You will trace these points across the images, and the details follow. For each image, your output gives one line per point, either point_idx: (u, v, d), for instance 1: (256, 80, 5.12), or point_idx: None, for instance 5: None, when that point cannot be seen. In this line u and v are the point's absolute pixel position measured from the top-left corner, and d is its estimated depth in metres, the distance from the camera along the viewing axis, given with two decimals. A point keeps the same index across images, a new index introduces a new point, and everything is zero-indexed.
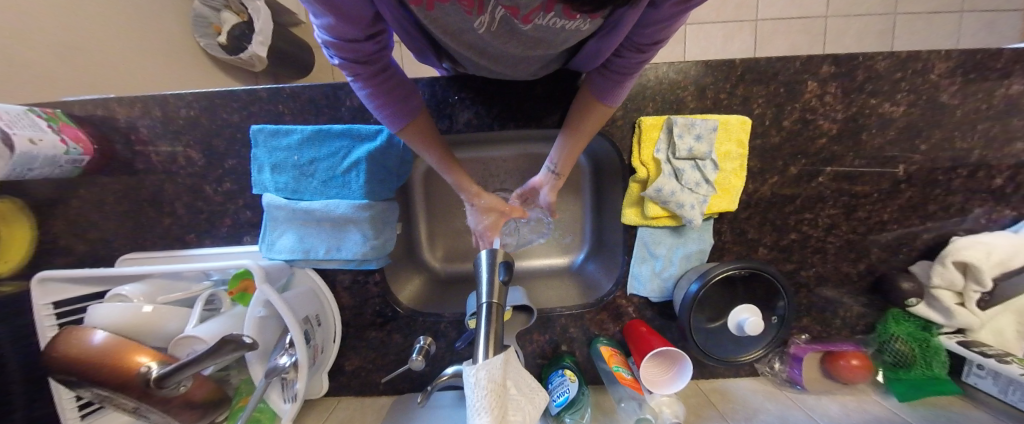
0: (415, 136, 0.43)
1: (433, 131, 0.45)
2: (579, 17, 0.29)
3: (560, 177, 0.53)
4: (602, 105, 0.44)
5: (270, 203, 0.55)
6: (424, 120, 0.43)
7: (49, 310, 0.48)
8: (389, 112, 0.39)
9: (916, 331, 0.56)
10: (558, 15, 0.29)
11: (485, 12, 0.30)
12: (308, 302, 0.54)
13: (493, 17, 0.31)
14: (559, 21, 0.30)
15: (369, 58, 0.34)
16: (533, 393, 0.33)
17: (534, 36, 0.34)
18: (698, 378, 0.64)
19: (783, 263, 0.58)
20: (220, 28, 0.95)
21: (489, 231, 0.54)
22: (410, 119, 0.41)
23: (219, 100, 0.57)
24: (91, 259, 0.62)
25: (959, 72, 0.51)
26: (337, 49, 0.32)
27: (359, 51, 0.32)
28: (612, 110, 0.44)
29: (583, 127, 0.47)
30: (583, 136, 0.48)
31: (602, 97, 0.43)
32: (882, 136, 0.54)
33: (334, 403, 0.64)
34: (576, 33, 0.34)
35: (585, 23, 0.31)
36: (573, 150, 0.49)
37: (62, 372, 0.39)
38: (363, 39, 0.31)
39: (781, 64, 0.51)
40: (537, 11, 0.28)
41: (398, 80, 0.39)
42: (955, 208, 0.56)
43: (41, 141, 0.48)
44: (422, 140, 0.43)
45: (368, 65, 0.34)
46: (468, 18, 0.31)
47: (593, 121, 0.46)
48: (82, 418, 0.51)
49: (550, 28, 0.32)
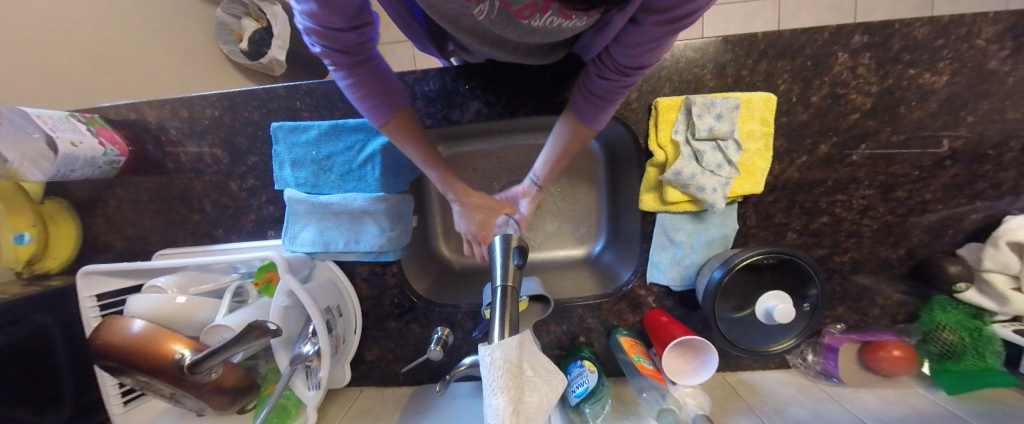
0: (395, 132, 0.43)
1: (416, 125, 0.45)
2: (575, 17, 0.29)
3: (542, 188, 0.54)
4: (583, 127, 0.44)
5: (291, 197, 0.57)
6: (407, 114, 0.43)
7: (93, 302, 0.51)
8: (370, 104, 0.39)
9: (966, 319, 0.52)
10: (555, 15, 0.29)
11: (484, 2, 0.29)
12: (329, 293, 0.55)
13: (491, 6, 0.30)
14: (555, 21, 0.31)
15: (352, 48, 0.33)
16: (549, 376, 0.32)
17: (531, 28, 0.34)
18: (723, 370, 0.62)
19: (814, 249, 0.55)
20: (240, 35, 0.97)
21: (481, 232, 0.52)
22: (393, 114, 0.41)
23: (241, 99, 0.59)
24: (129, 255, 0.66)
25: (1010, 36, 0.46)
26: (318, 37, 0.31)
27: (341, 40, 0.32)
28: (594, 133, 0.44)
29: (563, 145, 0.47)
30: (564, 153, 0.48)
31: (585, 119, 0.43)
32: (922, 110, 0.50)
33: (357, 392, 0.66)
34: (571, 30, 0.34)
35: (580, 22, 0.31)
36: (557, 167, 0.50)
37: (106, 357, 0.42)
38: (347, 30, 0.31)
39: (807, 37, 0.48)
40: (532, 9, 0.28)
41: (381, 72, 0.39)
42: (1007, 186, 0.52)
43: (81, 144, 0.51)
44: (404, 135, 0.44)
45: (349, 56, 0.34)
46: (466, 6, 0.30)
47: (574, 139, 0.46)
48: (124, 404, 0.54)
49: (546, 27, 0.32)
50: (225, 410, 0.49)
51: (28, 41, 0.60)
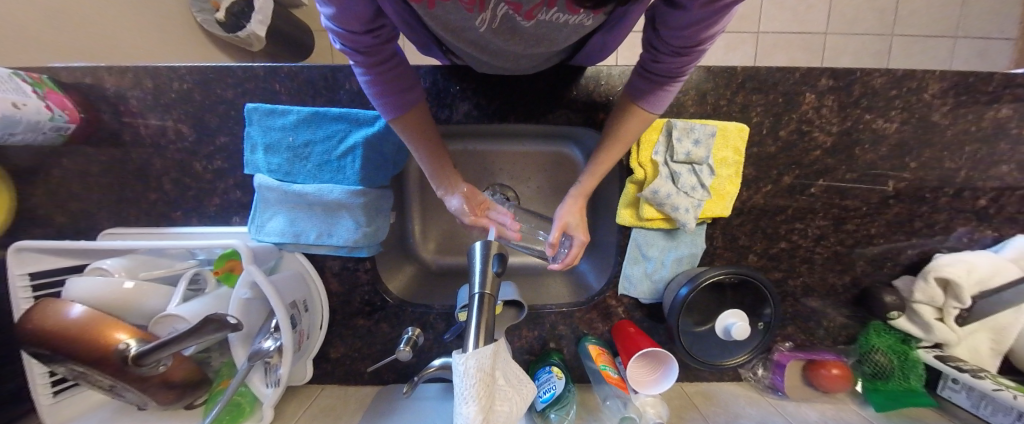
0: (405, 130, 0.41)
1: (429, 125, 0.43)
2: (582, 13, 0.29)
3: (581, 190, 0.48)
4: (642, 110, 0.41)
5: (261, 183, 0.54)
6: (420, 112, 0.41)
7: (25, 281, 0.46)
8: (385, 102, 0.38)
9: (895, 344, 0.58)
10: (561, 11, 0.29)
11: (488, 10, 0.29)
12: (295, 286, 0.53)
13: (494, 14, 0.30)
14: (561, 17, 0.30)
15: (369, 49, 0.33)
16: (520, 385, 0.33)
17: (535, 33, 0.34)
18: (683, 381, 0.65)
19: (772, 271, 0.59)
20: (218, 5, 0.91)
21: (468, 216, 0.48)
22: (404, 111, 0.39)
23: (214, 75, 0.56)
24: (70, 231, 0.60)
25: (951, 93, 0.52)
26: (340, 38, 0.31)
27: (359, 42, 0.31)
28: (654, 115, 0.41)
29: (622, 129, 0.43)
30: (620, 140, 0.43)
31: (643, 101, 0.40)
32: (874, 152, 0.55)
33: (317, 390, 0.63)
34: (579, 29, 0.34)
35: (588, 18, 0.31)
36: (608, 159, 0.45)
37: (32, 344, 0.37)
38: (363, 32, 0.30)
39: (781, 75, 0.51)
40: (540, 7, 0.28)
41: (399, 72, 0.37)
42: (940, 226, 0.58)
43: (25, 106, 0.45)
44: (416, 132, 0.42)
45: (368, 56, 0.34)
46: (469, 16, 0.30)
47: (631, 127, 0.43)
48: (54, 395, 0.49)
49: (552, 23, 0.32)
50: (170, 405, 0.46)
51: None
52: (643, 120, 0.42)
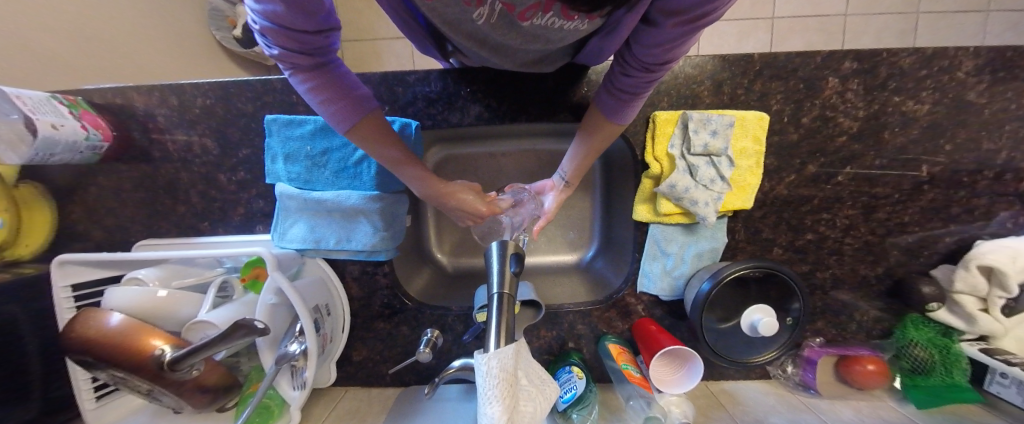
0: (364, 139, 0.39)
1: (386, 131, 0.41)
2: (576, 18, 0.29)
3: (569, 186, 0.54)
4: (611, 123, 0.43)
5: (282, 192, 0.55)
6: (376, 121, 0.39)
7: (67, 292, 0.49)
8: (334, 110, 0.35)
9: (936, 337, 0.55)
10: (557, 16, 0.29)
11: (484, 5, 0.29)
12: (318, 291, 0.54)
13: (492, 10, 0.30)
14: (557, 22, 0.30)
15: (315, 51, 0.30)
16: (543, 385, 0.33)
17: (533, 31, 0.34)
18: (707, 379, 0.63)
19: (798, 264, 0.57)
20: (235, 22, 0.95)
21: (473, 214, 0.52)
22: (359, 119, 0.37)
23: (234, 89, 0.57)
24: (107, 245, 0.63)
25: (987, 70, 0.49)
26: (276, 39, 0.28)
27: (306, 43, 0.29)
28: (621, 128, 0.44)
29: (591, 142, 0.46)
30: (591, 150, 0.48)
31: (612, 115, 0.42)
32: (904, 136, 0.52)
33: (342, 392, 0.65)
34: (575, 33, 0.34)
35: (583, 23, 0.31)
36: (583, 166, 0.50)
37: (76, 351, 0.39)
38: (310, 32, 0.28)
39: (801, 60, 0.49)
40: (534, 10, 0.28)
41: (346, 75, 0.35)
42: (980, 211, 0.54)
43: (62, 127, 0.48)
44: (374, 140, 0.39)
45: (312, 58, 0.31)
46: (467, 10, 0.31)
47: (601, 138, 0.46)
48: (96, 399, 0.51)
49: (547, 27, 0.32)
50: (204, 409, 0.47)
51: (27, 26, 0.56)
52: (611, 133, 0.45)
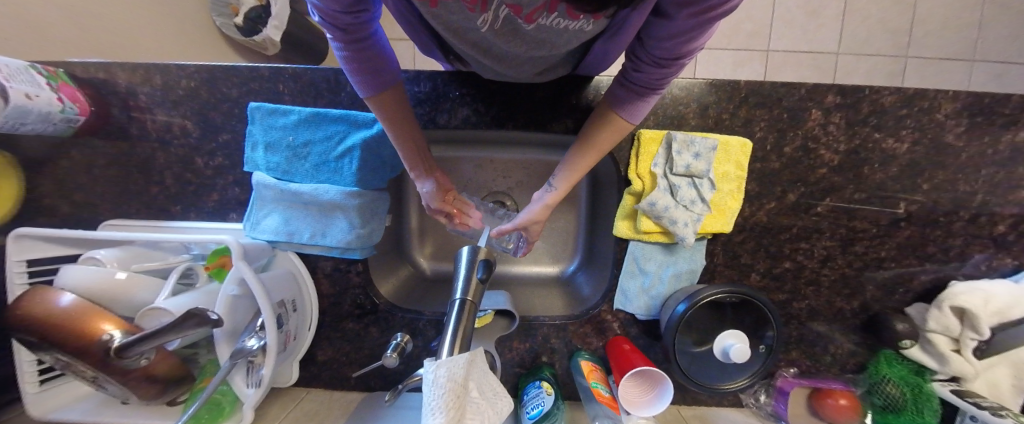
0: (381, 109, 0.41)
1: (407, 108, 0.43)
2: (582, 18, 0.29)
3: (557, 193, 0.47)
4: (621, 121, 0.41)
5: (259, 181, 0.54)
6: (397, 96, 0.41)
7: (21, 267, 0.46)
8: (361, 79, 0.38)
9: (908, 375, 0.54)
10: (562, 16, 0.28)
11: (489, 11, 0.29)
12: (286, 286, 0.53)
13: (496, 16, 0.30)
14: (562, 22, 0.30)
15: (348, 27, 0.32)
16: (496, 399, 0.32)
17: (536, 37, 0.34)
18: (679, 403, 0.62)
19: (775, 292, 0.57)
20: (237, 10, 0.93)
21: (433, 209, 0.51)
22: (380, 90, 0.39)
23: (221, 74, 0.57)
24: (72, 221, 0.61)
25: (965, 115, 0.50)
26: (319, 12, 0.30)
27: (338, 19, 0.31)
28: (630, 127, 0.41)
29: (596, 139, 0.42)
30: (595, 150, 0.43)
31: (622, 112, 0.40)
32: (884, 172, 0.53)
33: (303, 393, 0.62)
34: (579, 35, 0.34)
35: (588, 24, 0.30)
36: (580, 168, 0.45)
37: (20, 331, 0.38)
38: (342, 11, 0.30)
39: (786, 90, 0.50)
40: (540, 11, 0.28)
41: (380, 51, 0.37)
42: (955, 252, 0.55)
43: (37, 97, 0.46)
44: (391, 113, 0.41)
45: (347, 33, 0.33)
46: (471, 15, 0.30)
47: (606, 137, 0.42)
48: (40, 383, 0.49)
49: (552, 29, 0.31)
50: (151, 401, 0.45)
51: None
52: (618, 131, 0.42)
